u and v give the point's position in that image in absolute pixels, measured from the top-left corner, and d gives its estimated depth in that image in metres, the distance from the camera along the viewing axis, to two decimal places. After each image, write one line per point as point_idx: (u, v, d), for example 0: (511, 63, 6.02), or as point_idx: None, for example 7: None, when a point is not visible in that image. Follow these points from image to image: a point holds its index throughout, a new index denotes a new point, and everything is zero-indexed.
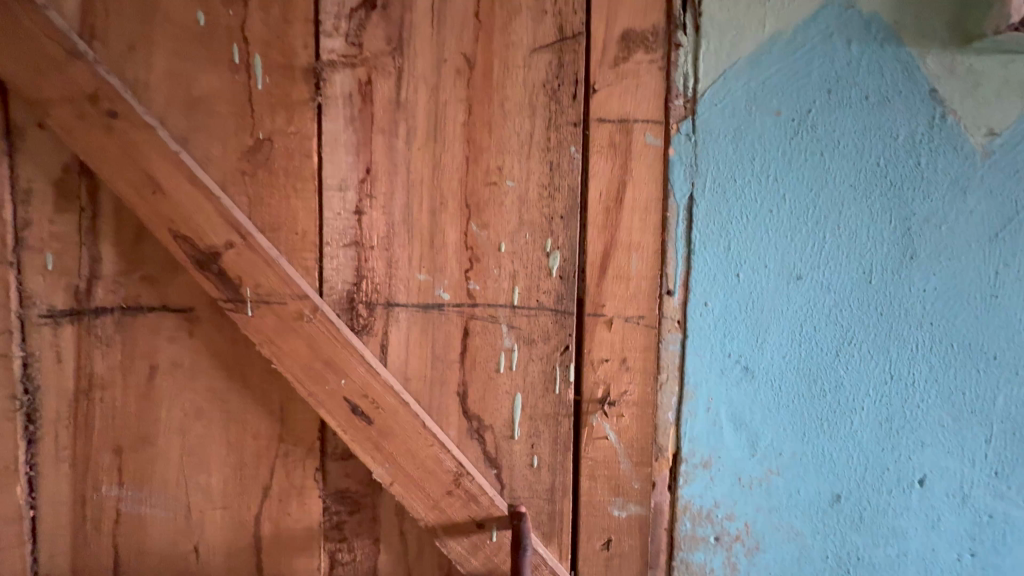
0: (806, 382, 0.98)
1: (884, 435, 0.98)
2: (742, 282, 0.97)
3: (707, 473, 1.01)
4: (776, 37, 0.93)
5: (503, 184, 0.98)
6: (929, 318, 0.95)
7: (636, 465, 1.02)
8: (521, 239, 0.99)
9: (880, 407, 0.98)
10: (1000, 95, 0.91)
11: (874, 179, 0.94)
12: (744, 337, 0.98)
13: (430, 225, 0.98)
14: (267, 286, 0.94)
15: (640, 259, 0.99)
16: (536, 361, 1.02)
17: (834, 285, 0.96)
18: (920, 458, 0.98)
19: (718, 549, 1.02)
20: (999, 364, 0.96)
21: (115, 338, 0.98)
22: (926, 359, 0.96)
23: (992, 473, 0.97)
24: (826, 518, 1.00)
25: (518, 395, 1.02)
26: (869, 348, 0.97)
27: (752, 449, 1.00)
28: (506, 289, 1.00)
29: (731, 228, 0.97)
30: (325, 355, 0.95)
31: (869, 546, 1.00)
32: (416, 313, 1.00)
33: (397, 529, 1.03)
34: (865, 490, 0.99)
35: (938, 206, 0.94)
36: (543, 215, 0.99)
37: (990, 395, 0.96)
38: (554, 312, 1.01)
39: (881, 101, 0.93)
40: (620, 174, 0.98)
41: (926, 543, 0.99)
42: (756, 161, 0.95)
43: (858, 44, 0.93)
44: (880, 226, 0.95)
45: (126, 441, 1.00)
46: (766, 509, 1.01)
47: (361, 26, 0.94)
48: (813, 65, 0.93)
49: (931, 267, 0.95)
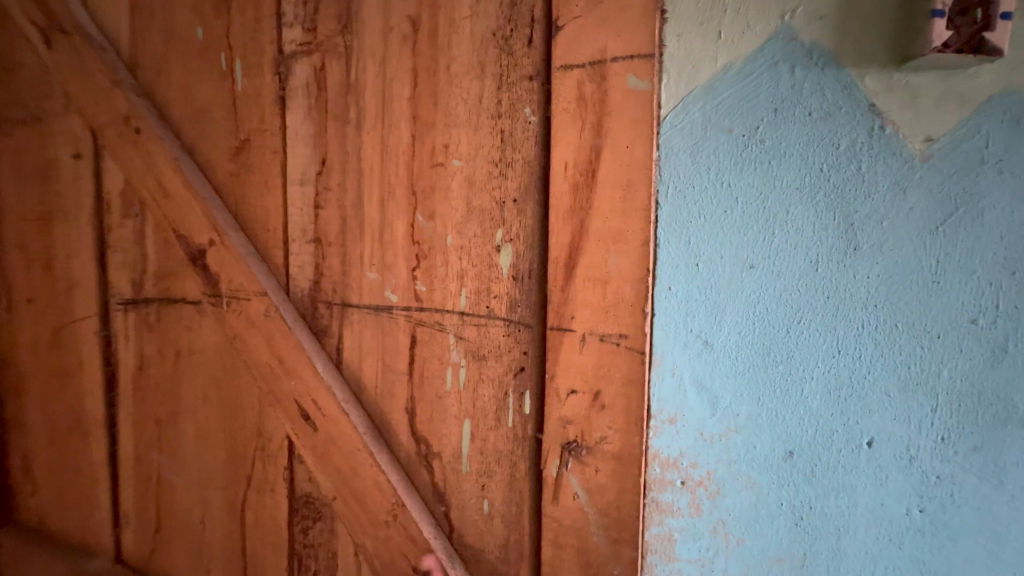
0: (745, 351, 0.66)
1: (854, 415, 0.64)
2: (699, 274, 0.66)
3: (673, 429, 0.68)
4: (727, 68, 0.64)
5: (451, 164, 0.68)
6: (900, 304, 0.62)
7: (615, 544, 0.64)
8: (469, 232, 0.68)
9: (851, 382, 0.64)
10: (953, 99, 0.60)
11: (828, 175, 0.63)
12: (700, 305, 0.66)
13: (376, 218, 0.73)
14: (239, 283, 0.83)
15: (621, 259, 0.60)
16: (488, 384, 0.70)
17: (791, 265, 0.64)
18: (899, 439, 0.63)
19: (682, 505, 0.69)
20: (955, 333, 0.62)
21: (156, 325, 0.92)
22: (865, 343, 0.64)
23: (939, 439, 0.63)
24: (774, 486, 0.66)
25: (467, 424, 0.72)
26: (809, 331, 0.64)
27: (710, 407, 0.67)
28: (453, 293, 0.70)
29: (685, 225, 0.66)
30: (281, 355, 0.82)
31: (846, 525, 0.65)
32: (368, 316, 0.76)
33: (352, 549, 0.81)
34: (841, 462, 0.65)
35: (901, 197, 0.61)
36: (494, 199, 0.67)
37: (935, 364, 0.62)
38: (507, 324, 0.68)
39: (827, 114, 0.62)
40: (592, 137, 0.59)
41: (912, 530, 0.64)
42: (709, 170, 0.65)
43: (806, 64, 0.62)
44: (834, 220, 0.63)
45: (160, 414, 0.94)
46: (736, 472, 0.67)
47: (316, 7, 0.74)
48: (759, 79, 0.63)
49: (901, 253, 0.62)
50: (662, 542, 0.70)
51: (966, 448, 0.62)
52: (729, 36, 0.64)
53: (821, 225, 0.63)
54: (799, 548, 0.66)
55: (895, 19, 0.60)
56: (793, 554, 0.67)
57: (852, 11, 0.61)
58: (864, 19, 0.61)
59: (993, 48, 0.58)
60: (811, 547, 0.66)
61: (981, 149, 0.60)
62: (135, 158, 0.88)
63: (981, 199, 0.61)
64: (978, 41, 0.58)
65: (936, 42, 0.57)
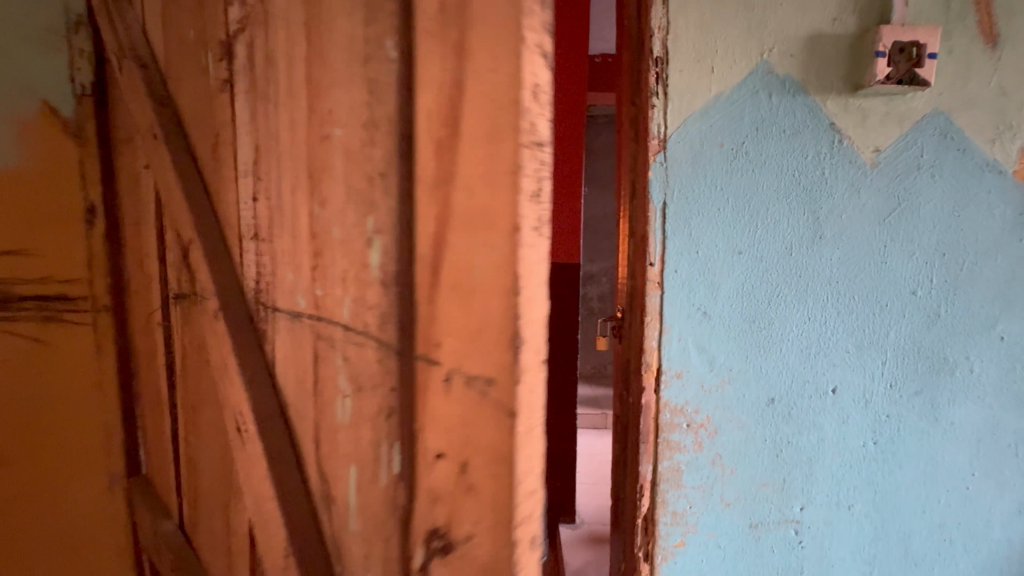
0: (738, 319, 0.81)
1: (813, 361, 0.82)
2: (699, 258, 0.81)
3: (680, 382, 0.83)
4: (719, 95, 0.79)
5: (317, 106, 0.37)
6: (845, 276, 0.80)
7: None
8: (327, 196, 0.37)
9: (811, 336, 0.82)
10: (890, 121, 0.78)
11: (794, 182, 0.79)
12: (700, 281, 0.81)
13: (281, 192, 0.41)
14: (137, 281, 0.72)
15: (482, 257, 0.31)
16: (316, 443, 0.41)
17: (768, 249, 0.80)
18: (841, 376, 0.82)
19: (687, 443, 0.84)
20: (899, 303, 0.81)
21: (35, 326, 0.77)
22: (831, 312, 0.81)
23: (889, 385, 0.82)
24: (760, 425, 0.83)
25: (348, 475, 0.40)
26: (786, 305, 0.81)
27: (709, 365, 0.82)
28: (338, 300, 0.38)
29: (691, 217, 0.80)
30: (160, 367, 0.69)
31: (803, 442, 0.83)
32: (279, 321, 0.44)
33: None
34: (803, 396, 0.83)
35: (847, 198, 0.79)
36: (326, 148, 0.36)
37: (883, 328, 0.81)
38: (377, 346, 0.37)
39: (798, 131, 0.79)
40: (443, 37, 0.31)
41: (844, 445, 0.83)
42: (709, 175, 0.79)
43: (781, 92, 0.78)
44: (798, 216, 0.80)
45: (39, 429, 0.78)
46: (727, 412, 0.83)
47: None
48: (745, 104, 0.78)
49: (846, 241, 0.80)
50: (672, 472, 0.84)
51: (909, 393, 0.82)
52: (721, 69, 0.78)
53: (795, 222, 0.80)
54: (779, 474, 0.84)
55: (847, 62, 0.77)
56: (776, 479, 0.84)
57: (814, 55, 0.78)
58: (819, 60, 0.77)
59: (923, 80, 0.75)
60: (788, 473, 0.84)
61: (918, 158, 0.79)
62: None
63: (918, 197, 0.79)
64: (911, 74, 0.75)
65: (880, 76, 0.74)
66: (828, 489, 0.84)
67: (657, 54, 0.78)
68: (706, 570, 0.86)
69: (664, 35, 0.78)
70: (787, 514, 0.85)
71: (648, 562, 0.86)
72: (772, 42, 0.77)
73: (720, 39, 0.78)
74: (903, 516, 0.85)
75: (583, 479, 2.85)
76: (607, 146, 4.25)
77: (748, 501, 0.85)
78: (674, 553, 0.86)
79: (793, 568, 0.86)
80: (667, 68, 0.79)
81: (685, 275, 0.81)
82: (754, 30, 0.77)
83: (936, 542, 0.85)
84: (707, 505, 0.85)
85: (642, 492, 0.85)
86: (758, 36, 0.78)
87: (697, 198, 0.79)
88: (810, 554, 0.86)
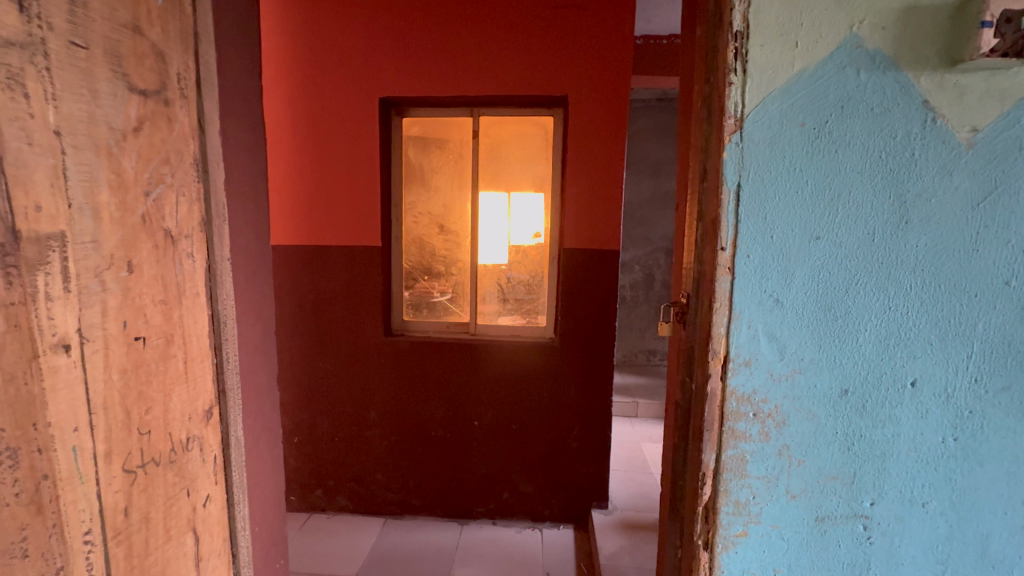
0: (812, 307, 0.79)
1: (889, 350, 0.79)
2: (774, 243, 0.78)
3: (748, 370, 0.81)
4: (802, 72, 0.75)
5: None
6: (928, 265, 0.76)
7: None
8: None
9: (887, 323, 0.78)
10: (990, 99, 0.73)
11: (878, 166, 0.75)
12: (774, 269, 0.78)
13: None
14: None
15: None
16: None
17: (848, 234, 0.77)
18: (918, 368, 0.78)
19: (753, 432, 0.82)
20: (989, 293, 0.76)
21: None
22: (913, 302, 0.77)
23: (973, 379, 0.78)
24: (831, 417, 0.81)
25: None
26: (865, 292, 0.78)
27: (779, 353, 0.80)
28: None
29: (766, 201, 0.77)
30: None
31: (874, 433, 0.81)
32: None
33: None
34: (875, 387, 0.80)
35: (934, 181, 0.75)
36: None
37: (972, 319, 0.77)
38: None
39: (886, 109, 0.75)
40: None
41: (917, 438, 0.80)
42: (784, 157, 0.76)
43: (870, 68, 0.74)
44: (880, 201, 0.76)
45: None
46: (797, 400, 0.81)
47: None
48: (828, 82, 0.75)
49: (931, 227, 0.75)
50: (736, 461, 0.83)
51: (995, 388, 0.78)
52: (806, 44, 0.75)
53: (879, 206, 0.76)
54: (849, 467, 0.82)
55: (947, 33, 0.72)
56: (846, 473, 0.82)
57: (909, 27, 0.72)
58: (913, 32, 0.72)
59: None
60: (859, 467, 0.82)
61: (1019, 138, 0.74)
62: (136, 125, 0.67)
63: (1017, 181, 0.74)
64: None
65: (984, 48, 0.69)
66: (901, 484, 0.81)
67: (736, 28, 0.75)
68: (768, 561, 0.85)
69: (745, 7, 0.75)
70: (856, 509, 0.83)
71: (708, 551, 0.86)
72: (864, 13, 0.73)
73: (806, 12, 0.74)
74: (982, 515, 0.81)
75: (614, 466, 2.85)
76: (645, 131, 4.15)
77: (815, 494, 0.83)
78: (735, 543, 0.85)
79: (859, 564, 0.84)
80: (746, 44, 0.75)
81: (758, 262, 0.78)
82: (844, 2, 0.73)
83: (1017, 545, 0.81)
84: (772, 496, 0.83)
85: (704, 481, 0.84)
86: (847, 9, 0.73)
87: (771, 181, 0.76)
88: (878, 551, 0.83)
